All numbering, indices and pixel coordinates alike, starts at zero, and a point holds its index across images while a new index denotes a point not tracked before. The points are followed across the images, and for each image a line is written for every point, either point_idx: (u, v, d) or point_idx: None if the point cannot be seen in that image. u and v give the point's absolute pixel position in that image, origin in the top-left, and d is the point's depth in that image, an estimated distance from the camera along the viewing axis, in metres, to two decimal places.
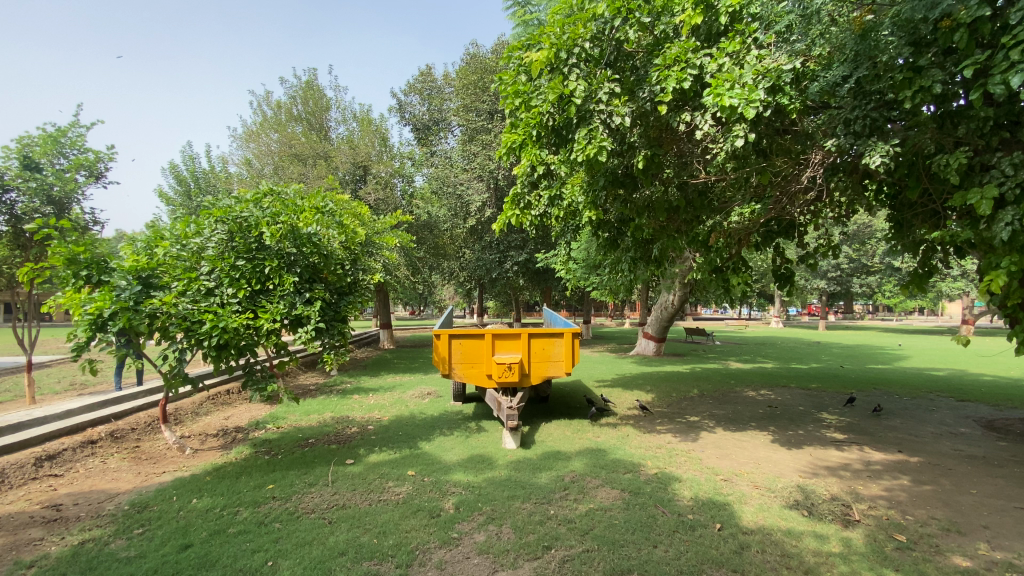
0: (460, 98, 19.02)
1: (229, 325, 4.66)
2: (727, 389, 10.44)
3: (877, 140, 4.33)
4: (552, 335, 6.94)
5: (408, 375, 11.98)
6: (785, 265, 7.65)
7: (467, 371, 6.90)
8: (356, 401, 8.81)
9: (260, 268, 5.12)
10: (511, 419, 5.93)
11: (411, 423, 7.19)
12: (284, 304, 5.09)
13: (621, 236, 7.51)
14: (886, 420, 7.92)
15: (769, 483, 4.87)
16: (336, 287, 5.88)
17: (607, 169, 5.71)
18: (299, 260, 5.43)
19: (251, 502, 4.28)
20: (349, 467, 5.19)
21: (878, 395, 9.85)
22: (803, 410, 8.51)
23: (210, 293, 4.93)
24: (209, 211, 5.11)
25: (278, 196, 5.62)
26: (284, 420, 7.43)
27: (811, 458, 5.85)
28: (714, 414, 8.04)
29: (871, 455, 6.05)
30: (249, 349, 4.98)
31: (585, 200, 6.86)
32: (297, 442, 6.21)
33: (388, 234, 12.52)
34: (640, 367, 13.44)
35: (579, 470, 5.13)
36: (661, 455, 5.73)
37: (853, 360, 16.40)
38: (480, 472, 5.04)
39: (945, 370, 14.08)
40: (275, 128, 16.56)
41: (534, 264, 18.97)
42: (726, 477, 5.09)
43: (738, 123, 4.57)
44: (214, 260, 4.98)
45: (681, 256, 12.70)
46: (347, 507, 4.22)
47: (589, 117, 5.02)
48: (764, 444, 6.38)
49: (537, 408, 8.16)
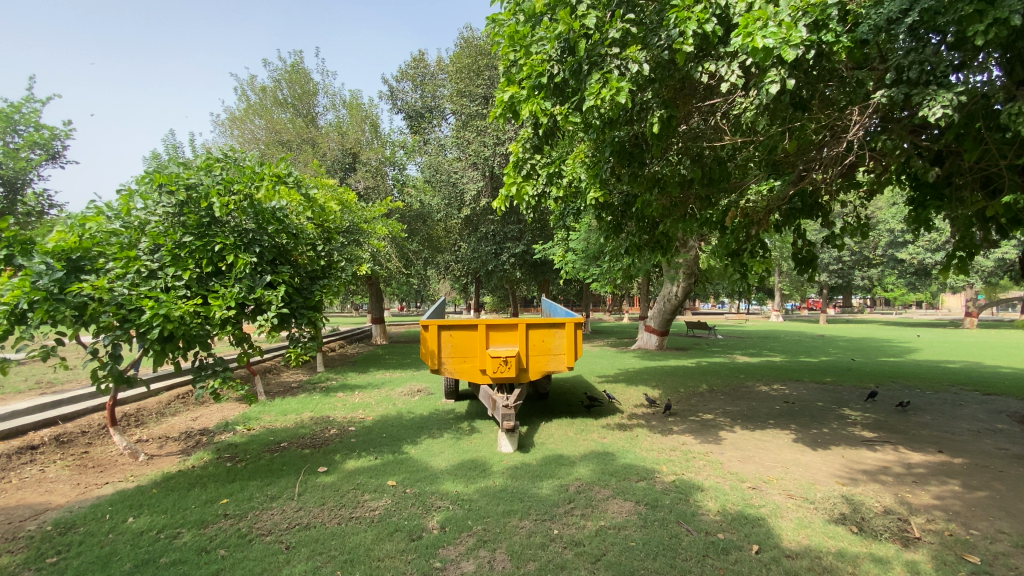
0: (454, 83, 18.33)
1: (173, 312, 3.99)
2: (737, 383, 9.79)
3: (937, 89, 3.69)
4: (552, 326, 6.25)
5: (400, 371, 11.27)
6: (806, 247, 6.92)
7: (459, 366, 6.22)
8: (340, 399, 8.12)
9: (212, 247, 4.50)
10: (507, 419, 5.26)
11: (397, 424, 6.51)
12: (240, 287, 4.46)
13: (628, 218, 6.81)
14: (915, 416, 7.28)
15: (805, 492, 4.20)
16: (307, 271, 5.28)
17: (614, 139, 5.28)
18: (259, 239, 4.80)
19: (197, 521, 3.61)
20: (321, 477, 4.50)
21: (899, 389, 9.24)
22: (823, 406, 7.87)
23: (153, 276, 4.32)
24: (155, 179, 4.46)
25: (232, 163, 4.98)
26: (258, 421, 6.71)
27: (844, 461, 5.19)
28: (728, 411, 7.39)
29: (910, 456, 5.40)
30: (200, 342, 4.30)
31: (589, 177, 6.15)
32: (266, 446, 5.52)
33: (377, 223, 11.78)
34: (643, 362, 12.79)
35: (585, 478, 4.45)
36: (676, 459, 5.07)
37: (862, 353, 15.79)
38: (471, 481, 4.36)
39: (959, 362, 13.54)
40: (259, 114, 15.66)
41: (532, 255, 18.31)
42: (753, 485, 4.43)
43: (774, 68, 3.69)
44: (158, 237, 4.32)
45: (685, 245, 11.95)
46: (313, 528, 3.52)
47: (601, 63, 4.34)
48: (788, 444, 5.73)
49: (535, 406, 7.48)
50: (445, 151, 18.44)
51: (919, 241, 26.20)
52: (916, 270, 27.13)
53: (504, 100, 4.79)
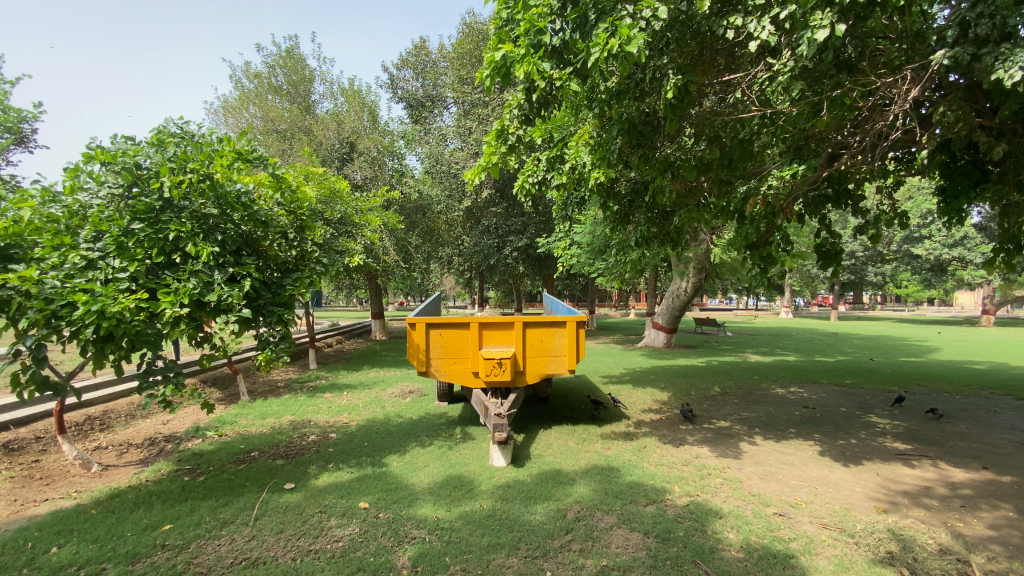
0: (455, 70, 17.74)
1: (110, 309, 3.33)
2: (750, 385, 9.19)
3: (1015, 44, 3.08)
4: (552, 325, 5.68)
5: (394, 370, 10.72)
6: (830, 240, 6.25)
7: (448, 368, 5.65)
8: (325, 401, 7.58)
9: (165, 234, 3.82)
10: (499, 431, 4.70)
11: (382, 431, 5.95)
12: (195, 281, 3.75)
13: (636, 208, 6.20)
14: (950, 424, 6.66)
15: (841, 521, 3.62)
16: (278, 264, 4.58)
17: (622, 115, 4.68)
18: (219, 226, 4.14)
19: (127, 554, 3.10)
20: (284, 496, 3.97)
21: (926, 394, 8.58)
22: (846, 412, 7.26)
23: (94, 267, 3.67)
24: (97, 155, 3.82)
25: (189, 138, 4.26)
26: (232, 425, 6.19)
27: (879, 479, 4.60)
28: (744, 418, 6.79)
29: (952, 474, 4.78)
30: (147, 343, 3.62)
31: (592, 159, 5.59)
32: (234, 457, 4.98)
33: (371, 214, 11.20)
34: (651, 361, 12.22)
35: (585, 501, 3.87)
36: (689, 476, 4.49)
37: (880, 352, 15.09)
38: (454, 504, 3.79)
39: (984, 363, 12.84)
40: (253, 101, 15.09)
41: (535, 249, 17.66)
42: (779, 510, 3.85)
43: (823, 10, 3.04)
44: (99, 222, 3.68)
45: (695, 238, 11.42)
46: (262, 566, 2.98)
47: (610, 12, 3.79)
48: (814, 458, 5.14)
49: (534, 411, 6.93)
50: (447, 141, 17.81)
51: (935, 235, 25.39)
52: (932, 265, 26.30)
53: (495, 60, 4.05)
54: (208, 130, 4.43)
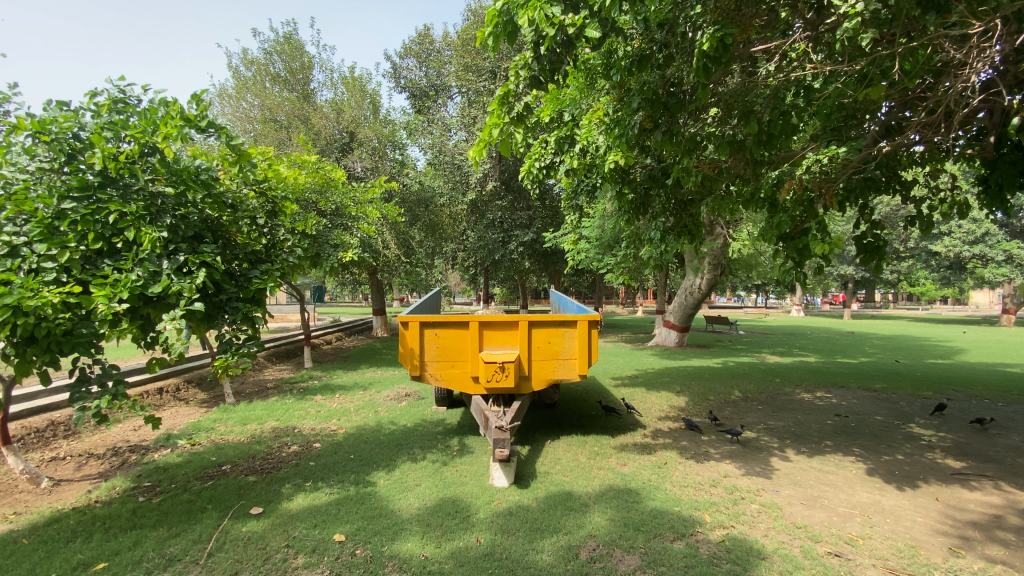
0: (459, 59, 17.13)
1: (28, 305, 2.73)
2: (773, 389, 8.54)
3: None
4: (561, 324, 5.06)
5: (393, 369, 10.15)
6: (872, 232, 5.56)
7: (445, 373, 5.05)
8: (314, 404, 7.02)
9: (105, 216, 3.21)
10: (500, 447, 4.06)
11: (372, 441, 5.37)
12: (139, 273, 3.14)
13: (653, 197, 5.58)
14: (1001, 436, 6.00)
15: (913, 567, 2.99)
16: (245, 254, 3.94)
17: (644, 84, 4.08)
18: (174, 209, 3.51)
19: None
20: (247, 525, 3.38)
21: (964, 400, 7.91)
22: (883, 421, 6.60)
23: (18, 255, 3.07)
24: (23, 122, 3.20)
25: (138, 102, 3.62)
26: (208, 433, 5.62)
27: (941, 507, 3.94)
28: (771, 427, 6.16)
29: (1022, 500, 4.13)
30: (80, 346, 3.04)
31: (607, 140, 4.99)
32: (201, 472, 4.41)
33: (369, 205, 10.61)
34: (664, 361, 11.57)
35: (601, 535, 3.26)
36: (721, 502, 3.87)
37: (904, 353, 14.38)
38: (445, 538, 3.20)
39: (1016, 365, 12.13)
40: (250, 89, 14.47)
41: (542, 243, 17.04)
42: (833, 548, 3.22)
43: None
44: (24, 200, 3.05)
45: (711, 232, 10.68)
46: None
47: None
48: (859, 479, 4.49)
49: (540, 419, 6.33)
50: (451, 132, 17.20)
51: (955, 233, 24.56)
52: (950, 263, 25.54)
53: (497, 12, 3.52)
54: (157, 95, 3.79)
